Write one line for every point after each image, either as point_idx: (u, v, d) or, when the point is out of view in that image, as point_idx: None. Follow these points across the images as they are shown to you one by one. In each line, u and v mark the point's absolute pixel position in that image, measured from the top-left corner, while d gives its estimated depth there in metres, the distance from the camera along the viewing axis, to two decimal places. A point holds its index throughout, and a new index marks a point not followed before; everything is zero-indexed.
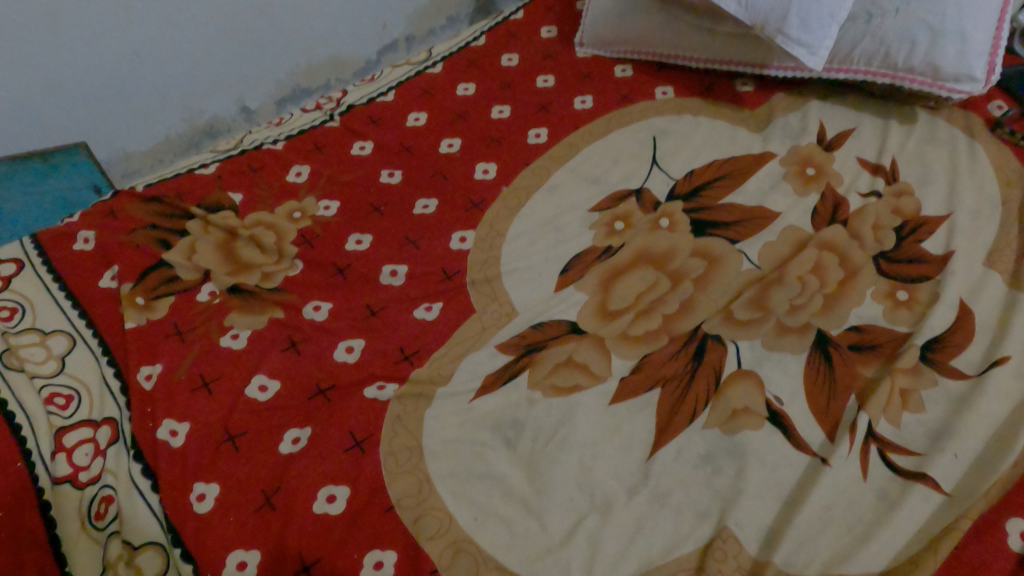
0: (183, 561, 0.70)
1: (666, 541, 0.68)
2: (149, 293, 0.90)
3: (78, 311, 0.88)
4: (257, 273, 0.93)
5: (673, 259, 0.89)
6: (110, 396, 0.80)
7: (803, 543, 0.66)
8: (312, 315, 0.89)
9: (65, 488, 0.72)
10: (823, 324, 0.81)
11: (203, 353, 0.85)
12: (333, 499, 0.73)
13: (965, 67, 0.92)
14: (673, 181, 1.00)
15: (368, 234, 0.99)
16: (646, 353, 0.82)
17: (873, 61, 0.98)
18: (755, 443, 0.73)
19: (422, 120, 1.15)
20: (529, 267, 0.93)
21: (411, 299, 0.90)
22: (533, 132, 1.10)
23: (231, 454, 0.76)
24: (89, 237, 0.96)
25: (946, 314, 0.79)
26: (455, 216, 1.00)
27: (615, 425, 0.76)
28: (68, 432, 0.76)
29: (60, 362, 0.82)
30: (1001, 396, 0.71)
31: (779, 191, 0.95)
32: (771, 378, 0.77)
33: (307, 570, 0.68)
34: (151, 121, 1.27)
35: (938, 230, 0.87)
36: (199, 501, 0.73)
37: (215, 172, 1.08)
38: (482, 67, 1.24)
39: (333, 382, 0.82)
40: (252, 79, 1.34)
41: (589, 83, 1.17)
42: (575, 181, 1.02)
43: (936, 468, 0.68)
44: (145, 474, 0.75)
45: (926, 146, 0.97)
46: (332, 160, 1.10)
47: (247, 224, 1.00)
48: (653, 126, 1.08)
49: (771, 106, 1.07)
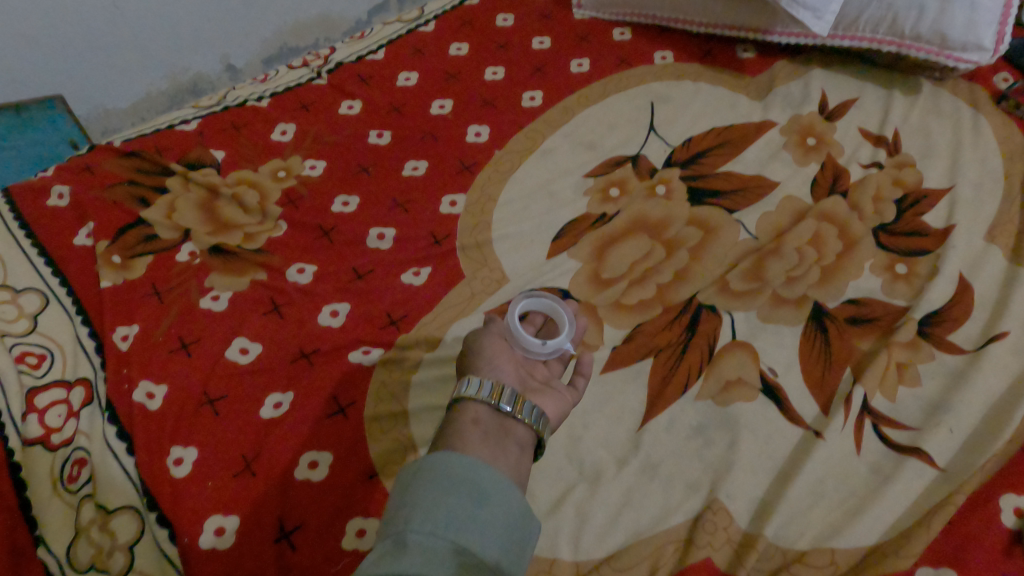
0: (159, 526, 0.66)
1: (656, 513, 0.66)
2: (125, 251, 0.87)
3: (51, 270, 0.84)
4: (239, 233, 0.90)
5: (669, 227, 0.87)
6: (84, 356, 0.78)
7: (795, 515, 0.64)
8: (296, 277, 0.86)
9: (36, 450, 0.69)
10: (820, 297, 0.79)
11: (182, 314, 0.82)
12: (315, 466, 0.71)
13: (973, 36, 0.90)
14: (670, 149, 0.97)
15: (354, 196, 0.96)
16: (640, 323, 0.80)
17: (879, 28, 0.95)
18: (748, 415, 0.71)
19: (413, 80, 1.11)
20: (521, 233, 0.90)
21: (398, 264, 0.88)
22: (528, 95, 1.06)
23: (211, 417, 0.74)
24: (63, 192, 0.92)
25: (945, 288, 0.77)
26: (445, 178, 0.97)
27: (606, 395, 0.75)
28: (39, 392, 0.72)
29: (31, 321, 0.79)
30: (998, 371, 0.70)
31: (779, 160, 0.93)
32: (765, 349, 0.76)
33: (288, 537, 0.66)
34: (132, 79, 1.23)
35: (939, 203, 0.86)
36: (177, 465, 0.70)
37: (196, 128, 1.05)
38: (476, 26, 1.20)
39: (316, 346, 0.80)
40: (238, 35, 1.28)
41: (586, 46, 1.13)
42: (570, 146, 0.99)
43: (931, 443, 0.67)
44: (120, 437, 0.72)
45: (929, 117, 0.95)
46: (320, 119, 1.06)
47: (229, 183, 0.97)
48: (651, 92, 1.04)
49: (772, 74, 1.05)
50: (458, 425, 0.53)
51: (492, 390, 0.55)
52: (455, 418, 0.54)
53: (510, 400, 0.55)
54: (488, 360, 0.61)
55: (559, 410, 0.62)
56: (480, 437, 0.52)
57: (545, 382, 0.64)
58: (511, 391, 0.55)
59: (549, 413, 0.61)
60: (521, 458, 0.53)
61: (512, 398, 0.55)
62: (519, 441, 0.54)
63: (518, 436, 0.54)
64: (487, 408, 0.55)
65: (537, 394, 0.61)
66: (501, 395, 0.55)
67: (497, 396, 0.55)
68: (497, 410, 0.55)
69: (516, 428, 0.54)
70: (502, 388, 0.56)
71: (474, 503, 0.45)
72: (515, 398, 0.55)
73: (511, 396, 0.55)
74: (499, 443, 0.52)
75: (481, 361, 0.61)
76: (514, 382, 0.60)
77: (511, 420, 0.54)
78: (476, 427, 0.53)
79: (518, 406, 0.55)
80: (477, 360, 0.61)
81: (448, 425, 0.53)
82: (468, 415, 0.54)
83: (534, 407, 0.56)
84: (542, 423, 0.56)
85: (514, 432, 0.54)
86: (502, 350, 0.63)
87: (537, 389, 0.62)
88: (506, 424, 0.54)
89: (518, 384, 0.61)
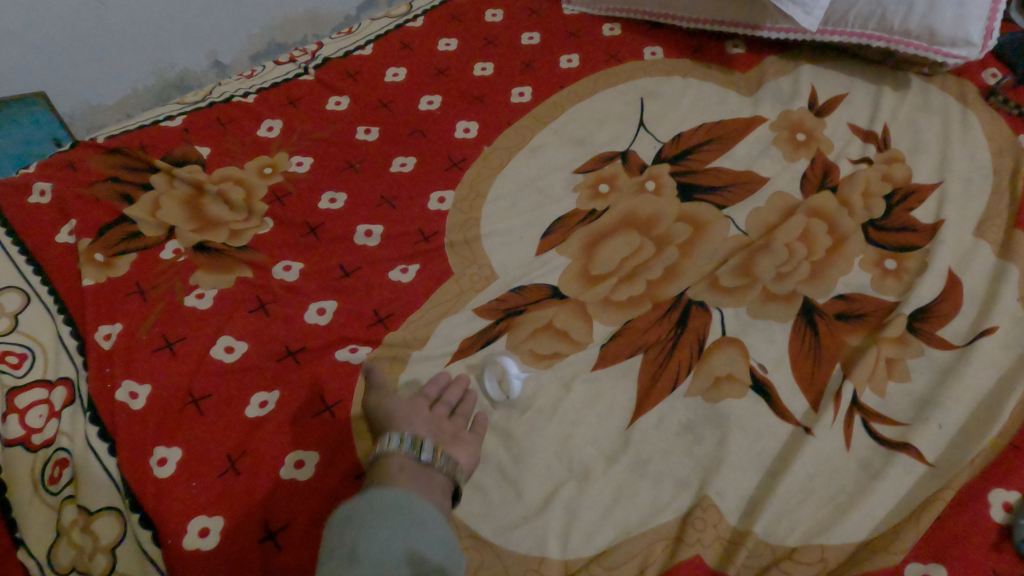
0: (142, 527, 0.66)
1: (645, 511, 0.66)
2: (109, 249, 0.86)
3: (33, 268, 0.83)
4: (225, 230, 0.89)
5: (659, 223, 0.86)
6: (67, 355, 0.77)
7: (784, 512, 0.64)
8: (282, 275, 0.85)
9: (16, 451, 0.68)
10: (810, 293, 0.78)
11: (167, 312, 0.81)
12: (302, 465, 0.70)
13: (961, 31, 0.90)
14: (659, 144, 0.96)
15: (342, 192, 0.95)
16: (629, 319, 0.79)
17: (868, 24, 0.95)
18: (738, 412, 0.71)
19: (401, 76, 1.10)
20: (510, 229, 0.89)
21: (386, 261, 0.87)
22: (517, 91, 1.06)
23: (195, 416, 0.73)
24: (45, 189, 0.91)
25: (934, 284, 0.77)
26: (434, 174, 0.96)
27: (595, 392, 0.74)
28: (21, 393, 0.73)
29: (13, 319, 0.78)
30: (987, 366, 0.70)
31: (768, 156, 0.92)
32: (755, 345, 0.75)
33: (273, 538, 0.66)
34: (118, 75, 1.21)
35: (928, 199, 0.85)
36: (160, 465, 0.69)
37: (181, 124, 1.04)
38: (466, 22, 1.19)
39: (303, 344, 0.79)
40: (225, 31, 1.27)
41: (577, 42, 1.12)
42: (559, 142, 0.99)
43: (920, 438, 0.66)
44: (102, 437, 0.71)
45: (919, 113, 0.95)
46: (308, 115, 1.05)
47: (214, 179, 0.96)
48: (641, 88, 1.04)
49: (762, 69, 1.05)
50: (385, 473, 0.56)
51: (413, 442, 0.59)
52: (379, 468, 0.57)
53: (429, 449, 0.59)
54: (403, 417, 0.63)
55: (473, 457, 0.64)
56: (408, 480, 0.55)
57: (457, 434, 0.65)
58: (430, 442, 0.60)
59: (464, 461, 0.63)
60: (444, 500, 0.57)
61: (431, 448, 0.59)
62: (440, 487, 0.58)
63: (439, 483, 0.58)
64: (408, 458, 0.58)
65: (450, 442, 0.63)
66: (421, 446, 0.59)
67: (418, 447, 0.59)
68: (418, 458, 0.58)
69: (435, 475, 0.58)
70: (422, 441, 0.60)
71: (411, 531, 0.47)
72: (434, 448, 0.59)
73: (429, 446, 0.59)
74: (425, 484, 0.56)
75: (392, 418, 0.63)
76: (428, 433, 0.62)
77: (431, 470, 0.58)
78: (404, 471, 0.56)
79: (437, 456, 0.59)
80: (388, 421, 0.63)
81: (372, 475, 0.56)
82: (391, 464, 0.57)
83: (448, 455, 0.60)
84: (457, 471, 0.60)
85: (435, 479, 0.58)
86: (410, 408, 0.64)
87: (451, 440, 0.64)
88: (426, 471, 0.58)
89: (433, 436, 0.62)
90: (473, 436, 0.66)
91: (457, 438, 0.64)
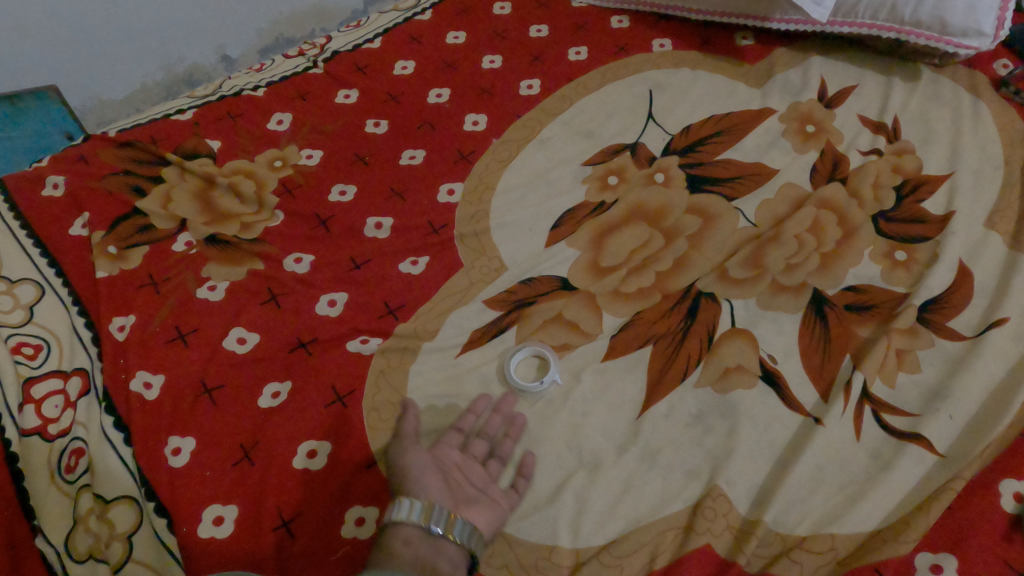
0: (156, 516, 0.66)
1: (655, 500, 0.67)
2: (121, 242, 0.87)
3: (47, 260, 0.84)
4: (236, 223, 0.90)
5: (668, 215, 0.86)
6: (81, 346, 0.77)
7: (795, 501, 0.64)
8: (293, 267, 0.86)
9: (34, 441, 0.69)
10: (820, 284, 0.78)
11: (180, 304, 0.82)
12: (314, 455, 0.71)
13: (973, 22, 0.89)
14: (668, 137, 0.96)
15: (351, 184, 0.95)
16: (639, 311, 0.79)
17: (879, 14, 0.94)
18: (748, 402, 0.71)
19: (409, 69, 1.11)
20: (519, 221, 0.89)
21: (395, 253, 0.87)
22: (526, 83, 1.06)
23: (208, 407, 0.74)
24: (58, 183, 0.92)
25: (945, 275, 0.76)
26: (443, 167, 0.96)
27: (605, 383, 0.75)
28: (37, 383, 0.73)
29: (27, 311, 0.79)
30: (998, 358, 0.69)
31: (778, 148, 0.92)
32: (765, 336, 0.75)
33: (286, 526, 0.66)
34: (127, 69, 1.22)
35: (939, 190, 0.85)
36: (175, 455, 0.70)
37: (191, 118, 1.04)
38: (474, 14, 1.19)
39: (315, 336, 0.79)
40: (234, 25, 1.27)
41: (585, 34, 1.12)
42: (568, 135, 0.99)
43: (931, 428, 0.66)
44: (117, 427, 0.71)
45: (929, 104, 0.95)
46: (316, 108, 1.06)
47: (224, 172, 0.96)
48: (650, 80, 1.04)
49: (771, 61, 1.04)
50: (390, 548, 0.55)
51: (423, 511, 0.57)
52: (387, 541, 0.56)
53: (440, 519, 0.57)
54: (415, 478, 0.61)
55: (492, 520, 0.63)
56: (413, 559, 0.54)
57: (483, 488, 0.66)
58: (441, 510, 0.58)
59: (480, 523, 0.62)
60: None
61: (442, 517, 0.58)
62: (451, 559, 0.57)
63: (449, 555, 0.57)
64: (416, 528, 0.57)
65: (467, 504, 0.63)
66: (431, 516, 0.57)
67: (428, 517, 0.57)
68: (428, 531, 0.57)
69: (446, 546, 0.57)
70: (432, 508, 0.58)
71: None
72: (445, 517, 0.58)
73: (441, 517, 0.58)
74: (431, 563, 0.55)
75: (409, 480, 0.61)
76: (444, 497, 0.61)
77: (443, 540, 0.57)
78: (409, 547, 0.55)
79: (449, 526, 0.58)
80: (404, 479, 0.62)
81: (380, 550, 0.55)
82: (400, 536, 0.56)
83: (464, 524, 0.59)
84: (473, 539, 0.59)
85: (445, 550, 0.57)
86: (430, 465, 0.63)
87: (469, 499, 0.64)
88: (437, 543, 0.57)
89: (449, 498, 0.62)
90: (497, 494, 0.66)
91: (478, 499, 0.64)
